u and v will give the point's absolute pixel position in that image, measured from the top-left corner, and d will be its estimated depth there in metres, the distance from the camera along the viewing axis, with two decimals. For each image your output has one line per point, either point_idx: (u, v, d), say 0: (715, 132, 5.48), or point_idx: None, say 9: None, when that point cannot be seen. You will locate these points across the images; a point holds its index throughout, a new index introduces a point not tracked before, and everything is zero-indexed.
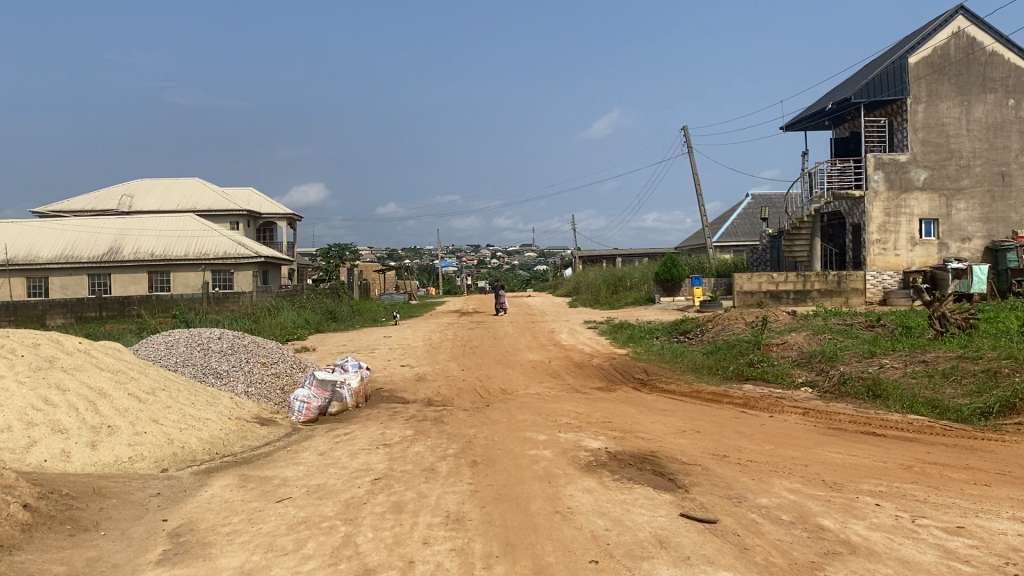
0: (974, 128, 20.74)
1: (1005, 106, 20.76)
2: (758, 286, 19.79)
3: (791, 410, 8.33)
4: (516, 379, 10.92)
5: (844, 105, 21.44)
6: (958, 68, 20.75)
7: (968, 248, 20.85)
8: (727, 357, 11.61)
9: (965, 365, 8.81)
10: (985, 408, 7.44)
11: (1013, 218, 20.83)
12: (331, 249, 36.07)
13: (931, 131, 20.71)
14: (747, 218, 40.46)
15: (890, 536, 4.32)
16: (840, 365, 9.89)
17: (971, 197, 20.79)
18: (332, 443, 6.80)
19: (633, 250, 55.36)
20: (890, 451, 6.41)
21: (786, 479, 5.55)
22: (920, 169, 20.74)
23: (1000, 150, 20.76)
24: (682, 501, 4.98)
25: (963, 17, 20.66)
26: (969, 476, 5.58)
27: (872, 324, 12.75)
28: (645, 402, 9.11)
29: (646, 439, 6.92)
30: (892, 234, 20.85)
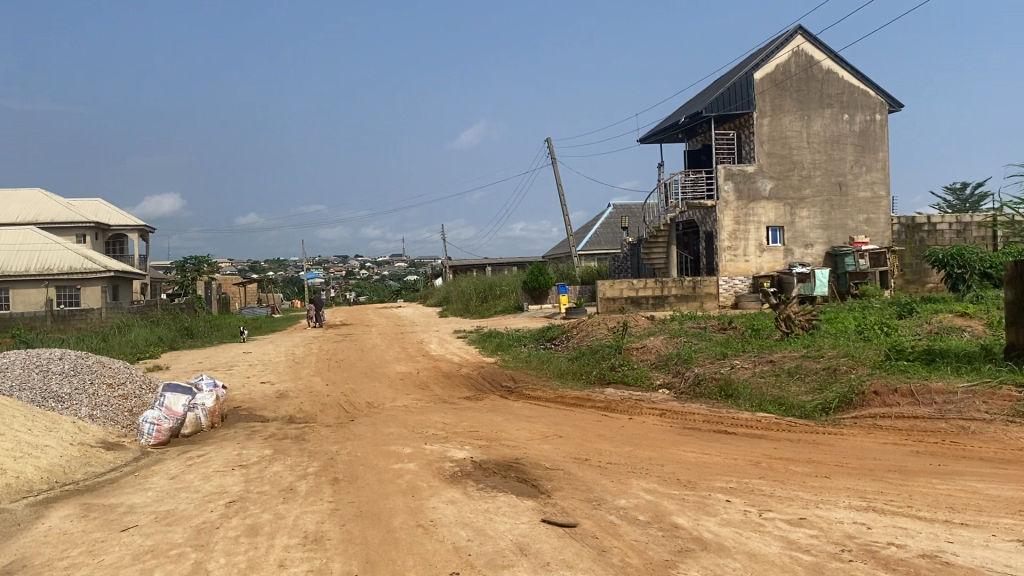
0: (814, 141, 22.11)
1: (840, 121, 22.25)
2: (620, 293, 20.26)
3: (650, 412, 8.59)
4: (382, 392, 10.76)
5: (696, 119, 22.40)
6: (798, 84, 22.08)
7: (811, 254, 22.16)
8: (590, 362, 11.88)
9: (808, 364, 9.34)
10: (826, 404, 7.89)
11: (850, 225, 22.30)
12: (189, 261, 34.64)
13: (776, 143, 21.95)
14: (610, 227, 41.68)
15: (739, 530, 4.52)
16: (695, 366, 10.31)
17: (812, 205, 22.13)
18: (184, 466, 6.50)
19: (501, 260, 55.91)
20: (740, 448, 6.72)
21: (643, 479, 5.72)
22: (766, 180, 21.93)
23: (837, 161, 22.22)
24: (544, 507, 5.03)
25: (801, 36, 22.02)
26: (810, 469, 5.93)
27: (724, 327, 13.37)
28: (512, 409, 9.18)
29: (511, 447, 6.97)
30: (742, 241, 21.88)
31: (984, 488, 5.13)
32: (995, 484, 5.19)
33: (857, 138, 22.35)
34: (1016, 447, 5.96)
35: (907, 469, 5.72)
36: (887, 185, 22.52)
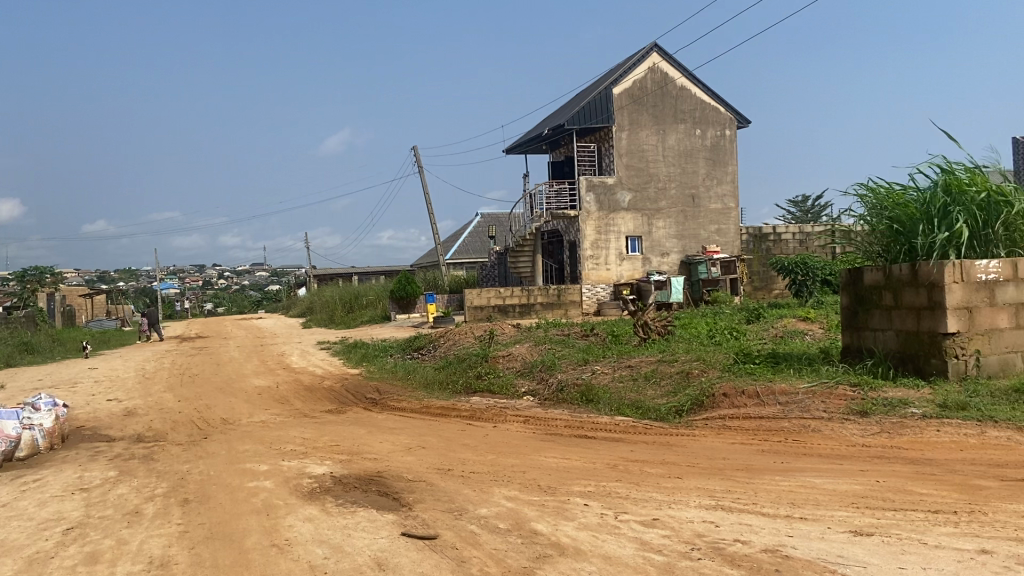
0: (669, 154, 23.01)
1: (693, 136, 23.26)
2: (487, 301, 20.39)
3: (513, 419, 8.68)
4: (239, 407, 10.39)
5: (558, 131, 22.89)
6: (654, 100, 22.94)
7: (667, 262, 23.03)
8: (456, 371, 11.90)
9: (663, 368, 9.71)
10: (679, 406, 8.21)
11: (703, 235, 23.33)
12: (28, 272, 32.43)
13: (634, 156, 22.71)
14: (477, 236, 41.95)
15: (595, 533, 4.62)
16: (558, 373, 10.51)
17: (668, 216, 23.01)
18: (16, 493, 6.05)
19: (367, 269, 55.27)
20: (599, 452, 6.89)
21: (505, 487, 5.77)
22: (625, 192, 22.64)
23: (690, 174, 23.20)
24: (405, 520, 4.99)
25: (656, 54, 22.89)
26: (664, 470, 6.14)
27: (586, 333, 13.70)
28: (375, 421, 9.07)
29: (373, 460, 6.88)
30: (604, 250, 22.48)
31: (821, 482, 5.45)
32: (831, 478, 5.53)
33: (709, 152, 23.42)
34: (850, 443, 6.38)
35: (752, 467, 6.02)
36: (736, 197, 23.71)
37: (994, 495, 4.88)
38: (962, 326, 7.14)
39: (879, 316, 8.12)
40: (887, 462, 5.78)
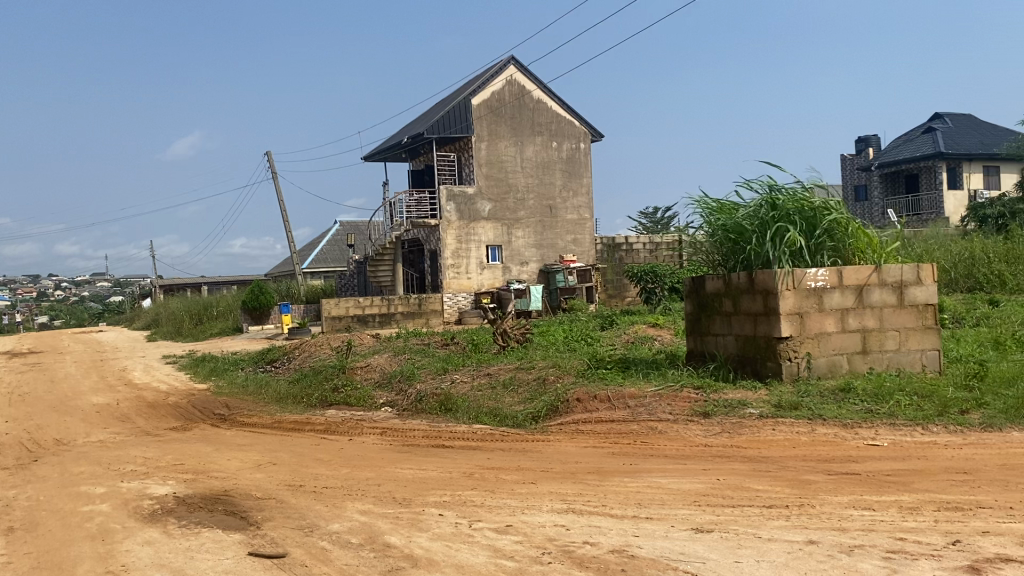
0: (527, 165, 23.41)
1: (550, 148, 23.78)
2: (346, 311, 20.02)
3: (370, 431, 8.56)
4: (74, 427, 9.75)
5: (417, 140, 22.71)
6: (512, 111, 23.30)
7: (526, 271, 23.37)
8: (312, 383, 11.62)
9: (521, 375, 9.84)
10: (536, 412, 8.35)
11: (560, 245, 23.83)
12: None
13: (492, 166, 22.96)
14: (336, 244, 41.24)
15: (448, 543, 4.63)
16: (417, 383, 10.46)
17: (526, 226, 23.38)
18: None
19: (219, 279, 53.24)
20: (455, 461, 6.91)
21: (358, 500, 5.70)
22: (485, 201, 22.84)
23: (547, 185, 23.68)
24: (252, 539, 4.84)
25: (513, 67, 23.29)
26: (519, 476, 6.22)
27: (447, 342, 13.72)
28: (225, 438, 8.74)
29: (221, 478, 6.63)
30: (464, 259, 22.58)
31: (666, 482, 5.68)
32: (675, 478, 5.77)
33: (565, 164, 24.00)
34: (695, 443, 6.67)
35: (603, 470, 6.19)
36: (590, 208, 24.39)
37: (822, 488, 5.23)
38: (794, 330, 7.61)
39: (720, 322, 8.54)
40: (728, 460, 6.09)
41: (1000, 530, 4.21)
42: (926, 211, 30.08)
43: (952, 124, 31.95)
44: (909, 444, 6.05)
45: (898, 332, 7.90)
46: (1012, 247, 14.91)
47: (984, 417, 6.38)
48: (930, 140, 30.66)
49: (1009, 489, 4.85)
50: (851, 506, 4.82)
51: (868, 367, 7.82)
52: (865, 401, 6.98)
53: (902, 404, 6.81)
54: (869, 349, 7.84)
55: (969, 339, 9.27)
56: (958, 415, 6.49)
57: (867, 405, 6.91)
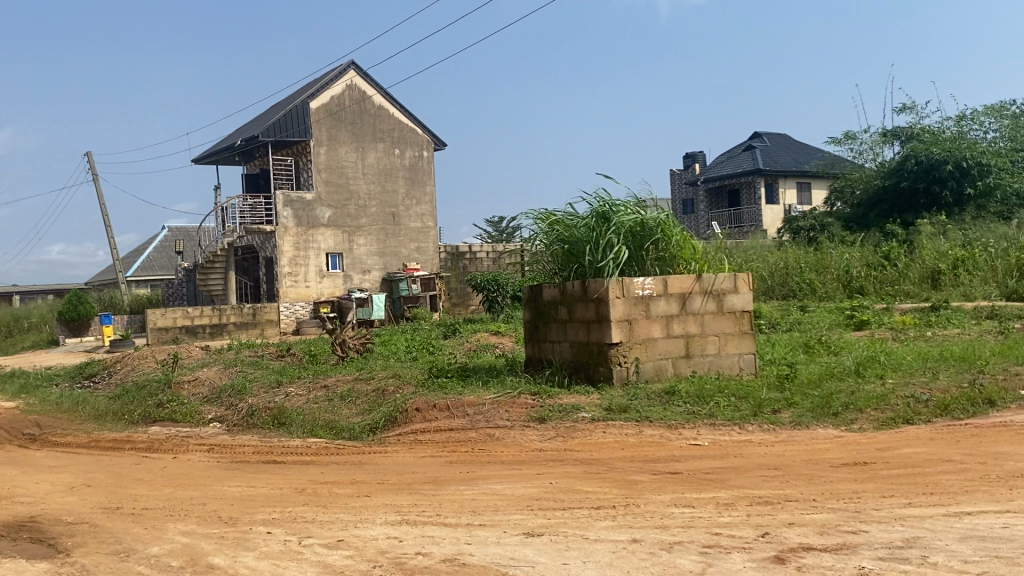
0: (368, 172, 23.17)
1: (392, 155, 23.67)
2: (173, 322, 19.03)
3: (197, 449, 8.17)
4: None
5: (252, 143, 21.91)
6: (352, 117, 23.01)
7: (368, 279, 23.10)
8: (134, 400, 10.95)
9: (359, 387, 9.68)
10: (373, 424, 8.23)
11: (402, 253, 23.69)
12: None
13: (332, 172, 22.56)
14: (165, 252, 39.19)
15: (276, 561, 4.49)
16: (248, 397, 10.07)
17: (368, 233, 23.12)
18: None
19: (32, 288, 49.36)
20: (287, 476, 6.70)
21: (180, 521, 5.43)
22: (324, 208, 22.39)
23: (389, 193, 23.53)
24: (60, 568, 4.51)
25: (354, 71, 23.04)
26: (353, 489, 6.11)
27: (282, 354, 13.31)
28: (33, 460, 8.08)
29: (26, 504, 6.13)
30: (302, 267, 21.98)
31: (500, 489, 5.74)
32: (510, 484, 5.84)
33: (407, 172, 23.96)
34: (530, 448, 6.78)
35: (439, 479, 6.19)
36: (433, 217, 24.44)
37: (647, 488, 5.44)
38: (623, 336, 7.90)
39: (556, 329, 8.75)
40: (561, 464, 6.23)
41: (803, 521, 4.53)
42: (746, 224, 32.03)
43: (769, 143, 34.28)
44: (727, 443, 6.41)
45: (718, 337, 8.37)
46: (821, 257, 16.11)
47: (793, 416, 6.85)
48: (750, 157, 32.74)
49: (813, 482, 5.23)
50: (673, 504, 5.05)
51: (691, 370, 8.23)
52: (688, 403, 7.34)
53: (721, 405, 7.21)
54: (692, 353, 8.26)
55: (782, 343, 9.95)
56: (771, 414, 6.93)
57: (690, 406, 7.27)
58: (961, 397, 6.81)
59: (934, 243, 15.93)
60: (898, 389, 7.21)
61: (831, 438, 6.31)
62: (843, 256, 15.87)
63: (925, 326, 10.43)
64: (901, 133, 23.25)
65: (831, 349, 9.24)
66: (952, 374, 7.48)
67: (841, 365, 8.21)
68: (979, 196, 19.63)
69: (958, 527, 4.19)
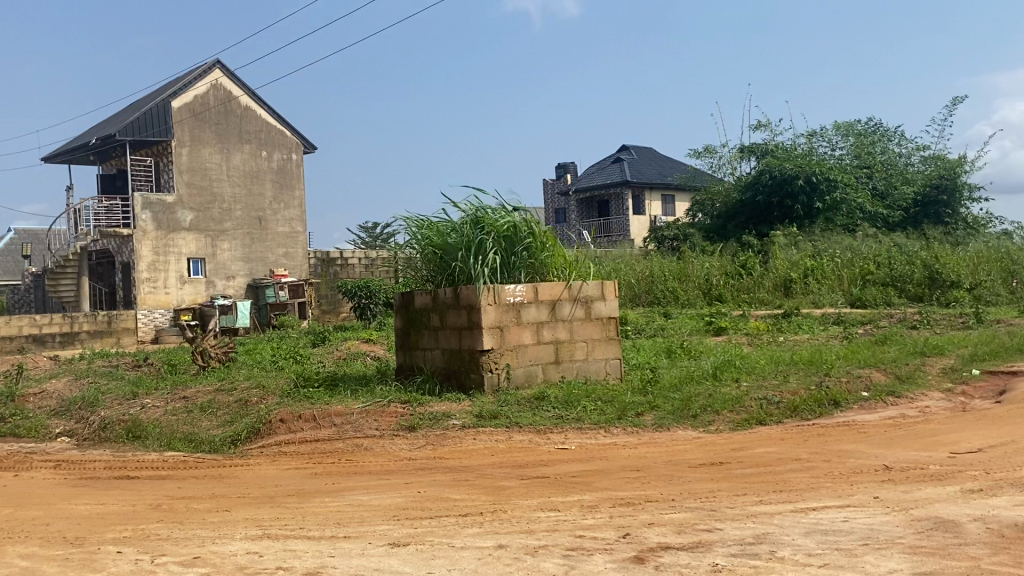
0: (234, 174, 22.50)
1: (259, 157, 23.10)
2: (18, 330, 17.79)
3: (41, 465, 7.66)
4: None
5: (108, 142, 20.77)
6: (217, 117, 22.28)
7: (233, 286, 22.33)
8: None
9: (220, 398, 9.33)
10: (235, 436, 7.95)
11: (270, 258, 23.07)
12: None
13: (195, 174, 21.74)
14: (10, 255, 36.67)
15: None
16: (100, 410, 9.54)
17: (233, 238, 22.40)
18: None
19: None
20: (140, 492, 6.37)
21: (20, 544, 5.07)
22: (186, 211, 21.53)
23: (256, 196, 22.92)
24: None
25: (218, 70, 22.33)
26: (212, 504, 5.88)
27: (138, 364, 12.69)
28: None
29: None
30: (162, 273, 21.03)
31: (366, 499, 5.66)
32: (377, 494, 5.76)
33: (275, 175, 23.45)
34: (398, 458, 6.71)
35: (303, 492, 6.03)
36: (303, 221, 23.97)
37: (514, 493, 5.48)
38: (495, 343, 7.94)
39: (427, 337, 8.71)
40: (429, 472, 6.19)
41: (663, 520, 4.67)
42: (615, 233, 32.94)
43: (636, 155, 35.37)
44: (592, 446, 6.55)
45: (586, 343, 8.55)
46: (683, 266, 16.72)
47: (655, 419, 7.06)
48: (618, 169, 33.69)
49: (673, 483, 5.41)
50: (539, 509, 5.10)
51: (560, 376, 8.36)
52: (556, 408, 7.45)
53: (588, 409, 7.36)
54: (561, 359, 8.39)
55: (647, 348, 10.25)
56: (634, 418, 7.12)
57: (558, 411, 7.38)
58: (809, 398, 7.20)
59: (786, 253, 16.84)
60: (752, 391, 7.55)
61: (690, 440, 6.55)
62: (703, 265, 16.54)
63: (777, 331, 11.00)
64: (756, 148, 24.45)
65: (691, 353, 9.61)
66: (800, 377, 7.91)
67: (700, 369, 8.55)
68: (827, 209, 20.89)
69: (805, 521, 4.42)
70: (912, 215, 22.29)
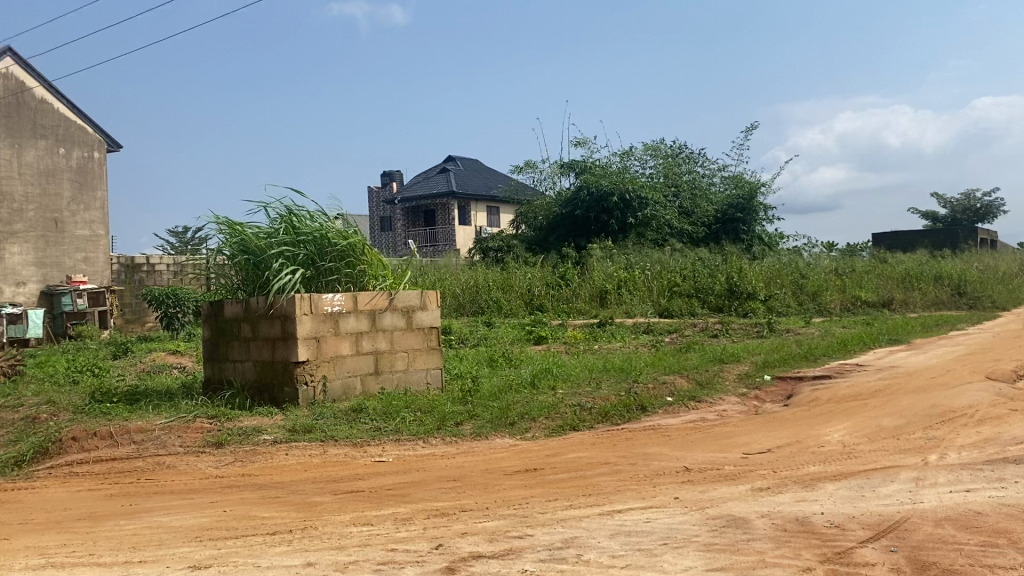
0: (25, 172, 20.75)
1: (56, 154, 21.43)
2: None
3: None
4: None
5: None
6: (6, 109, 20.51)
7: (23, 292, 20.33)
8: None
9: (5, 416, 8.53)
10: (19, 457, 7.11)
11: (66, 263, 21.35)
12: None
13: None
14: None
15: None
16: None
17: (24, 241, 20.61)
18: None
19: None
20: None
21: None
22: None
23: (51, 196, 21.25)
24: None
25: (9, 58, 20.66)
26: None
27: None
28: None
29: None
30: None
31: (167, 520, 5.34)
32: (178, 515, 5.44)
33: (74, 174, 21.82)
34: (205, 475, 6.38)
35: (96, 515, 5.60)
36: (105, 224, 22.42)
37: (327, 508, 5.35)
38: (311, 354, 7.73)
39: (238, 347, 8.36)
40: (238, 490, 5.92)
41: (475, 529, 4.70)
42: (441, 242, 32.96)
43: (460, 166, 35.68)
44: (409, 457, 6.51)
45: (407, 353, 8.50)
46: (506, 276, 17.00)
47: (473, 428, 7.11)
48: (443, 179, 33.85)
49: (488, 491, 5.47)
50: (352, 523, 5.00)
51: (379, 387, 8.26)
52: (374, 420, 7.35)
53: (407, 420, 7.31)
54: (380, 370, 8.29)
55: (469, 357, 10.33)
56: (453, 427, 7.14)
57: (376, 423, 7.28)
58: (619, 404, 7.51)
59: (602, 266, 17.49)
60: (568, 398, 7.77)
61: (506, 447, 6.65)
62: (525, 276, 16.90)
63: (592, 340, 11.40)
64: (575, 164, 25.27)
65: (510, 362, 9.77)
66: (611, 384, 8.22)
67: (519, 377, 8.71)
68: (638, 225, 21.92)
69: (611, 524, 4.58)
70: (715, 231, 23.84)
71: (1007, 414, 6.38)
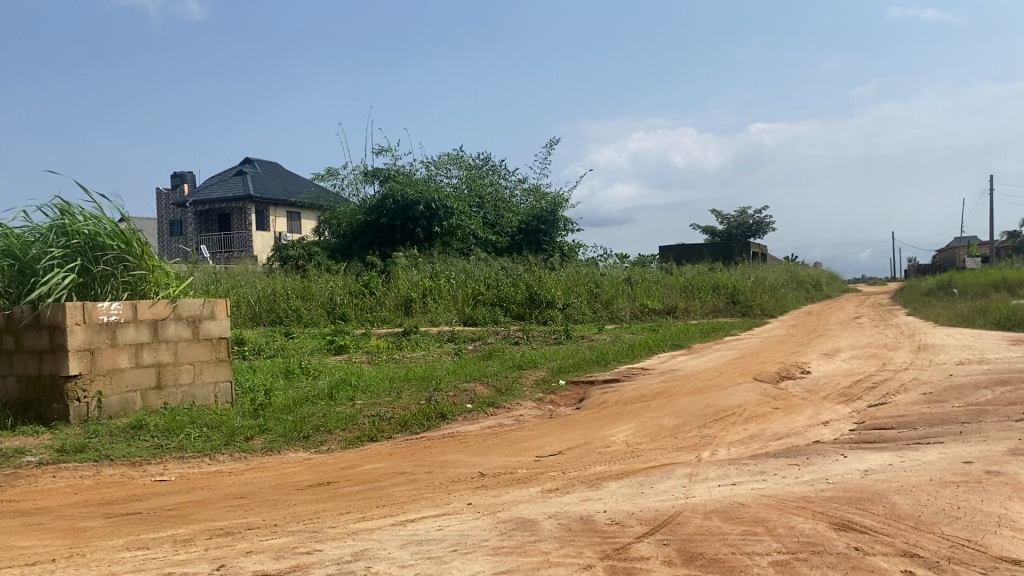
0: None
1: None
2: None
3: None
4: None
5: None
6: None
7: None
8: None
9: None
10: None
11: None
12: None
13: None
14: None
15: None
16: None
17: None
18: None
19: None
20: None
21: None
22: None
23: None
24: None
25: None
26: None
27: None
28: None
29: None
30: None
31: None
32: None
33: None
34: None
35: None
36: None
37: (98, 533, 4.95)
38: (84, 367, 7.16)
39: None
40: None
41: (261, 547, 4.52)
42: (236, 248, 31.57)
43: (259, 170, 34.43)
44: (194, 476, 6.17)
45: (192, 365, 8.07)
46: (306, 284, 16.52)
47: (265, 442, 6.86)
48: (241, 183, 32.55)
49: (277, 507, 5.28)
50: (125, 548, 4.66)
51: (161, 403, 7.78)
52: (156, 437, 6.92)
53: (191, 437, 6.93)
54: (163, 384, 7.82)
55: (263, 369, 9.97)
56: (243, 442, 6.86)
57: (157, 440, 6.85)
58: (418, 413, 7.49)
59: (407, 274, 17.45)
60: (366, 409, 7.66)
61: (300, 461, 6.46)
62: (326, 284, 16.54)
63: (394, 349, 11.33)
64: (380, 172, 25.07)
65: (308, 374, 9.51)
66: (412, 393, 8.20)
67: (316, 389, 8.49)
68: (443, 234, 22.15)
69: (402, 534, 4.55)
70: (517, 241, 24.48)
71: (771, 412, 6.96)
